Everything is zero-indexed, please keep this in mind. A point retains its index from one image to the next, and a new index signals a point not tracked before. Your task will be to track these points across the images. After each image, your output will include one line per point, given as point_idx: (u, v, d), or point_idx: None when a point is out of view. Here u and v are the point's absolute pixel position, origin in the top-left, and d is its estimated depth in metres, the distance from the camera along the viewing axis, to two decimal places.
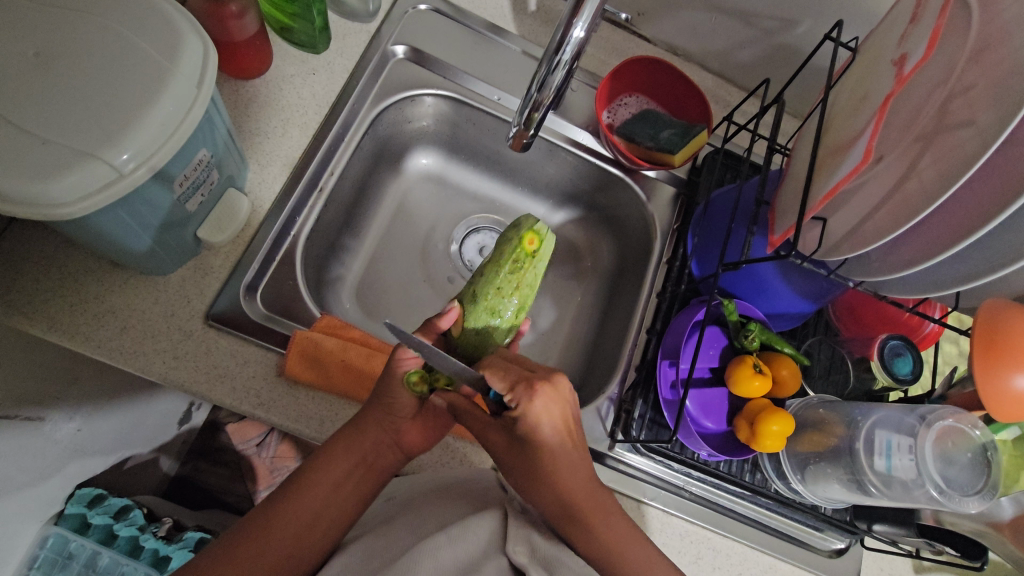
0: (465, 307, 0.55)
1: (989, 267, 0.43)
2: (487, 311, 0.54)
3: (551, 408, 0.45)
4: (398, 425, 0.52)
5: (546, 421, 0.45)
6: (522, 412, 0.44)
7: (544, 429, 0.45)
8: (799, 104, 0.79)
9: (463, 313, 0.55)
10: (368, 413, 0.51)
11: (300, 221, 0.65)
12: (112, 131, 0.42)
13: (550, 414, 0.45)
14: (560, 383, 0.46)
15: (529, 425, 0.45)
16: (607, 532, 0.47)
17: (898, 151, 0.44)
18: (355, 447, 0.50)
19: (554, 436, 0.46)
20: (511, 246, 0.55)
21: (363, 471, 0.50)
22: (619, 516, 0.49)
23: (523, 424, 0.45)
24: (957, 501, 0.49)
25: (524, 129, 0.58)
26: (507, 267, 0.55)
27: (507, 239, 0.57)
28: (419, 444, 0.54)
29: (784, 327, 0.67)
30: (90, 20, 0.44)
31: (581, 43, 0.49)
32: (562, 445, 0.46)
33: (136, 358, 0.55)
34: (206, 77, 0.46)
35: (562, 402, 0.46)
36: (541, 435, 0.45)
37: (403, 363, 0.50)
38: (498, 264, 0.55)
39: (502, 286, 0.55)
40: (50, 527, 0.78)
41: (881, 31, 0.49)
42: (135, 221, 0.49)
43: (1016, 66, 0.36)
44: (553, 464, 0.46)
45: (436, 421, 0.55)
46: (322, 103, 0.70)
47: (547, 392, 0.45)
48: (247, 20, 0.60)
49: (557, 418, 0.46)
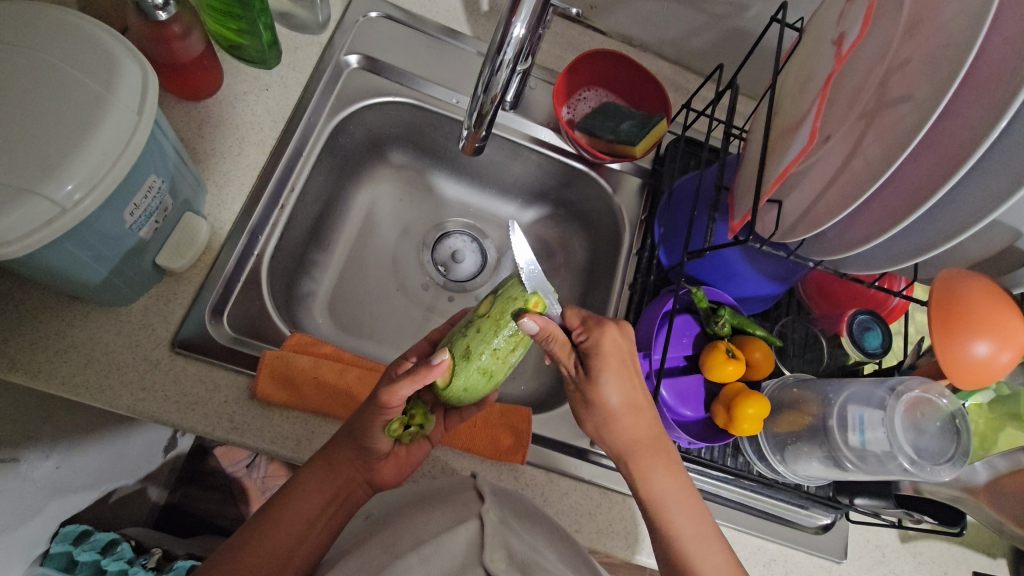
0: (456, 361, 0.49)
1: (940, 239, 0.43)
2: (478, 371, 0.49)
3: (620, 344, 0.50)
4: (371, 463, 0.52)
5: (611, 354, 0.49)
6: (592, 344, 0.49)
7: (608, 365, 0.49)
8: (753, 86, 0.80)
9: (453, 368, 0.49)
10: (341, 450, 0.51)
11: (262, 241, 0.65)
12: (50, 164, 0.41)
13: (619, 348, 0.49)
14: (626, 323, 0.51)
15: (603, 360, 0.49)
16: (650, 470, 0.50)
17: (844, 130, 0.44)
18: (328, 483, 0.50)
19: (623, 372, 0.49)
20: (513, 306, 0.49)
21: (335, 507, 0.50)
22: (665, 465, 0.51)
23: (595, 358, 0.49)
24: (929, 470, 0.50)
25: (476, 131, 0.58)
26: (508, 330, 0.49)
27: (512, 294, 0.50)
28: (391, 481, 0.54)
29: (755, 309, 0.68)
30: (19, 53, 0.43)
31: (521, 42, 0.49)
32: (623, 383, 0.50)
33: (102, 392, 0.54)
34: (147, 103, 0.46)
35: (628, 341, 0.50)
36: (608, 372, 0.49)
37: (388, 407, 0.48)
38: (497, 323, 0.49)
39: (499, 347, 0.49)
40: (37, 568, 0.75)
41: (823, 10, 0.49)
42: (89, 255, 0.48)
43: (947, 39, 0.36)
44: (615, 402, 0.50)
45: (409, 456, 0.55)
46: (278, 118, 0.69)
47: (614, 329, 0.49)
48: (191, 40, 0.58)
49: (625, 356, 0.50)
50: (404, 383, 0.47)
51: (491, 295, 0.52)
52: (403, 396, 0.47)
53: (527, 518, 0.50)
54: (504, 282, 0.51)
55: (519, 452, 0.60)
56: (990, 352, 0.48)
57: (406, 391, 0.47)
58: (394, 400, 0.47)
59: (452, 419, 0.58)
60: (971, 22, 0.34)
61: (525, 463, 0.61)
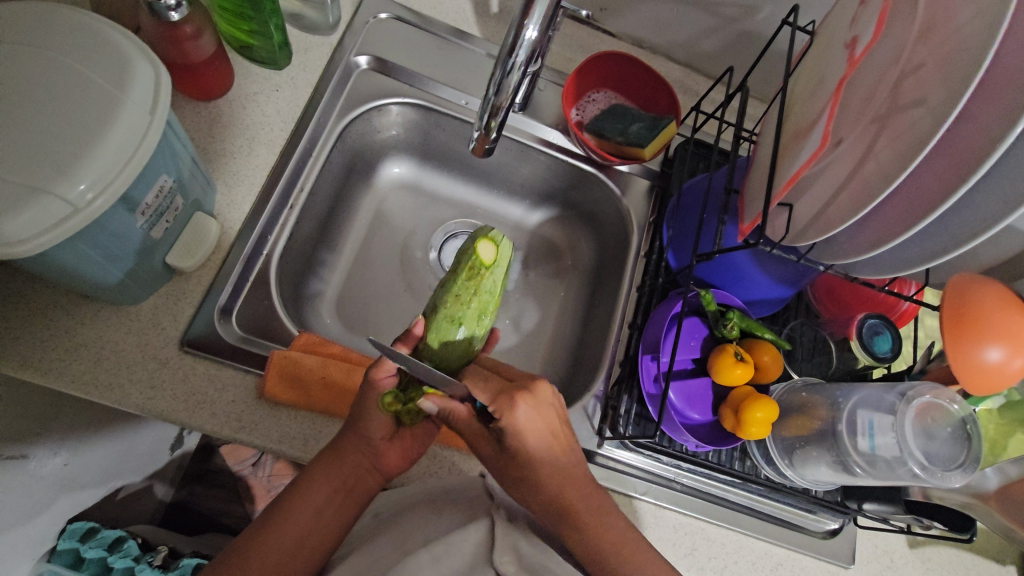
0: (426, 320, 0.53)
1: (953, 244, 0.43)
2: (447, 321, 0.52)
3: (536, 418, 0.46)
4: (376, 447, 0.52)
5: (530, 428, 0.45)
6: (506, 423, 0.45)
7: (529, 436, 0.46)
8: (764, 88, 0.79)
9: (425, 326, 0.53)
10: (345, 436, 0.52)
11: (272, 240, 0.65)
12: (65, 164, 0.41)
13: (535, 421, 0.46)
14: (542, 389, 0.47)
15: (518, 438, 0.45)
16: (590, 539, 0.48)
17: (856, 133, 0.44)
18: (334, 473, 0.50)
19: (542, 444, 0.46)
20: (467, 256, 0.54)
21: (343, 495, 0.50)
22: (611, 513, 0.49)
23: (511, 435, 0.45)
24: (941, 476, 0.50)
25: (486, 134, 0.58)
26: (463, 275, 0.53)
27: (463, 250, 0.55)
28: (397, 466, 0.53)
29: (764, 312, 0.67)
30: (38, 54, 0.43)
31: (534, 44, 0.49)
32: (548, 451, 0.47)
33: (112, 390, 0.54)
34: (159, 103, 0.46)
35: (547, 407, 0.47)
36: (527, 446, 0.46)
37: (379, 381, 0.50)
38: (455, 273, 0.54)
39: (459, 293, 0.53)
40: (43, 564, 0.76)
41: (835, 13, 0.49)
42: (101, 254, 0.49)
43: (963, 43, 0.36)
44: (543, 472, 0.47)
45: (416, 438, 0.55)
46: (288, 119, 0.69)
47: (529, 400, 0.46)
48: (203, 41, 0.58)
49: (543, 426, 0.46)
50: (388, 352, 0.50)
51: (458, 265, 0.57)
52: (392, 366, 0.50)
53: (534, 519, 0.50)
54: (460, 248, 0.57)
55: None
56: (1002, 358, 0.47)
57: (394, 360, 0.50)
58: (383, 371, 0.50)
59: None
60: (986, 26, 0.34)
61: None
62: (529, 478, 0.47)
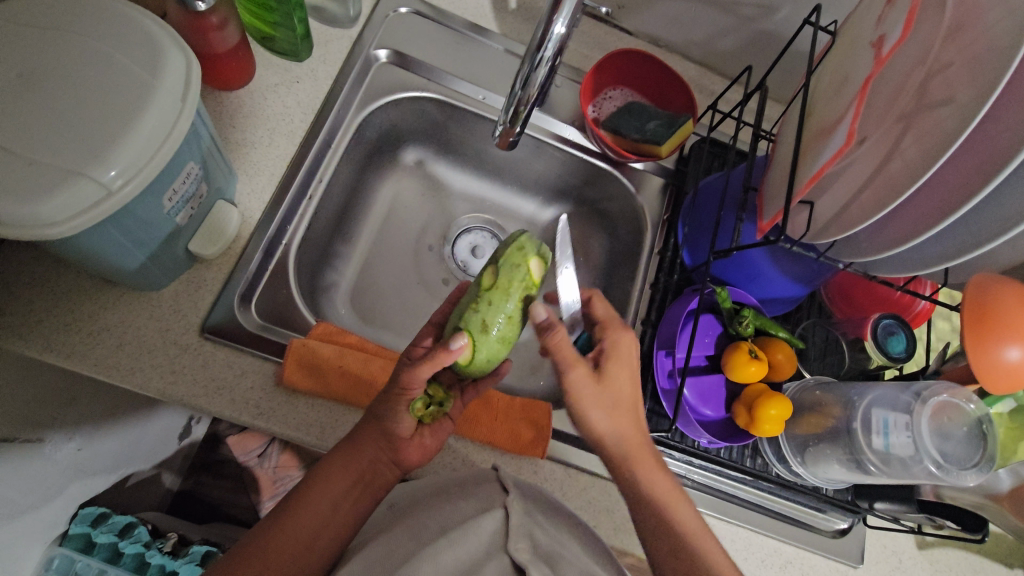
0: (474, 337, 0.51)
1: (973, 244, 0.43)
2: (499, 340, 0.52)
3: (632, 352, 0.53)
4: (395, 443, 0.52)
5: (626, 356, 0.52)
6: (613, 342, 0.53)
7: (624, 363, 0.52)
8: (782, 89, 0.80)
9: (473, 344, 0.51)
10: (366, 431, 0.52)
11: (291, 229, 0.65)
12: (98, 148, 0.42)
13: (631, 354, 0.53)
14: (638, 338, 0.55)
15: (615, 360, 0.52)
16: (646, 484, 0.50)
17: (881, 132, 0.45)
18: (353, 465, 0.51)
19: (632, 376, 0.52)
20: (519, 272, 0.53)
21: (360, 489, 0.51)
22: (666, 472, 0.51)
23: (612, 354, 0.52)
24: (956, 475, 0.50)
25: (510, 127, 0.58)
26: (516, 295, 0.53)
27: (509, 262, 0.54)
28: (415, 463, 0.54)
29: (778, 311, 0.68)
30: (70, 38, 0.44)
31: (562, 39, 0.49)
32: (634, 386, 0.52)
33: (133, 374, 0.55)
34: (191, 90, 0.46)
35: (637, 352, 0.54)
36: (621, 372, 0.52)
37: (409, 390, 0.51)
38: (508, 291, 0.52)
39: (512, 314, 0.53)
40: (55, 549, 0.76)
41: (859, 13, 0.49)
42: (128, 239, 0.49)
43: (993, 42, 0.36)
44: (627, 403, 0.51)
45: (433, 437, 0.56)
46: (308, 110, 0.69)
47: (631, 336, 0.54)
48: (228, 32, 0.59)
49: (634, 364, 0.53)
50: (422, 366, 0.49)
51: (486, 266, 0.55)
52: (423, 378, 0.50)
53: (548, 509, 0.50)
54: (494, 254, 0.55)
55: (541, 446, 0.60)
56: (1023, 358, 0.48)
57: (425, 373, 0.49)
58: (415, 382, 0.50)
59: (469, 395, 0.59)
60: (1016, 26, 0.35)
61: (545, 458, 0.61)
62: (614, 406, 0.51)
